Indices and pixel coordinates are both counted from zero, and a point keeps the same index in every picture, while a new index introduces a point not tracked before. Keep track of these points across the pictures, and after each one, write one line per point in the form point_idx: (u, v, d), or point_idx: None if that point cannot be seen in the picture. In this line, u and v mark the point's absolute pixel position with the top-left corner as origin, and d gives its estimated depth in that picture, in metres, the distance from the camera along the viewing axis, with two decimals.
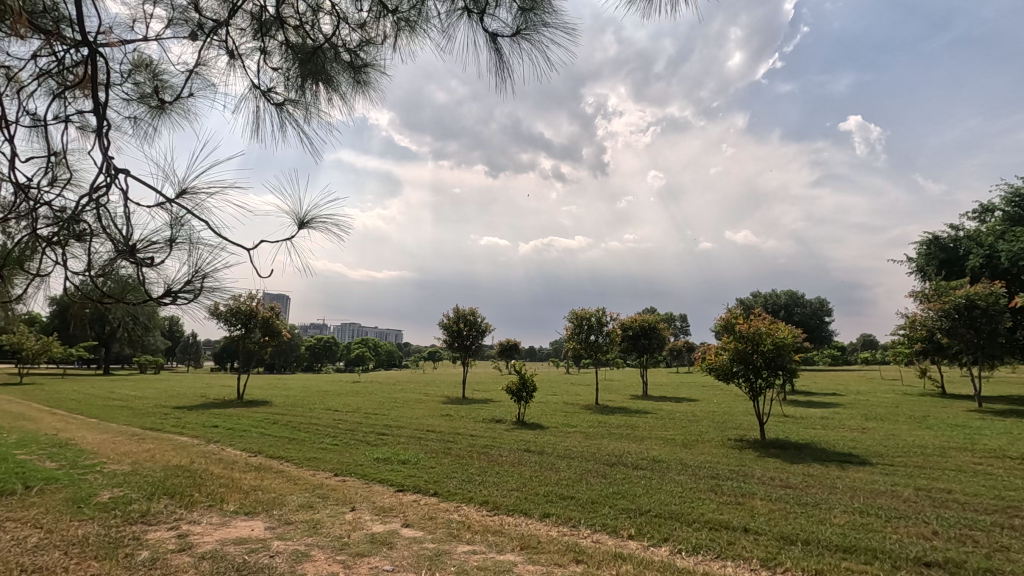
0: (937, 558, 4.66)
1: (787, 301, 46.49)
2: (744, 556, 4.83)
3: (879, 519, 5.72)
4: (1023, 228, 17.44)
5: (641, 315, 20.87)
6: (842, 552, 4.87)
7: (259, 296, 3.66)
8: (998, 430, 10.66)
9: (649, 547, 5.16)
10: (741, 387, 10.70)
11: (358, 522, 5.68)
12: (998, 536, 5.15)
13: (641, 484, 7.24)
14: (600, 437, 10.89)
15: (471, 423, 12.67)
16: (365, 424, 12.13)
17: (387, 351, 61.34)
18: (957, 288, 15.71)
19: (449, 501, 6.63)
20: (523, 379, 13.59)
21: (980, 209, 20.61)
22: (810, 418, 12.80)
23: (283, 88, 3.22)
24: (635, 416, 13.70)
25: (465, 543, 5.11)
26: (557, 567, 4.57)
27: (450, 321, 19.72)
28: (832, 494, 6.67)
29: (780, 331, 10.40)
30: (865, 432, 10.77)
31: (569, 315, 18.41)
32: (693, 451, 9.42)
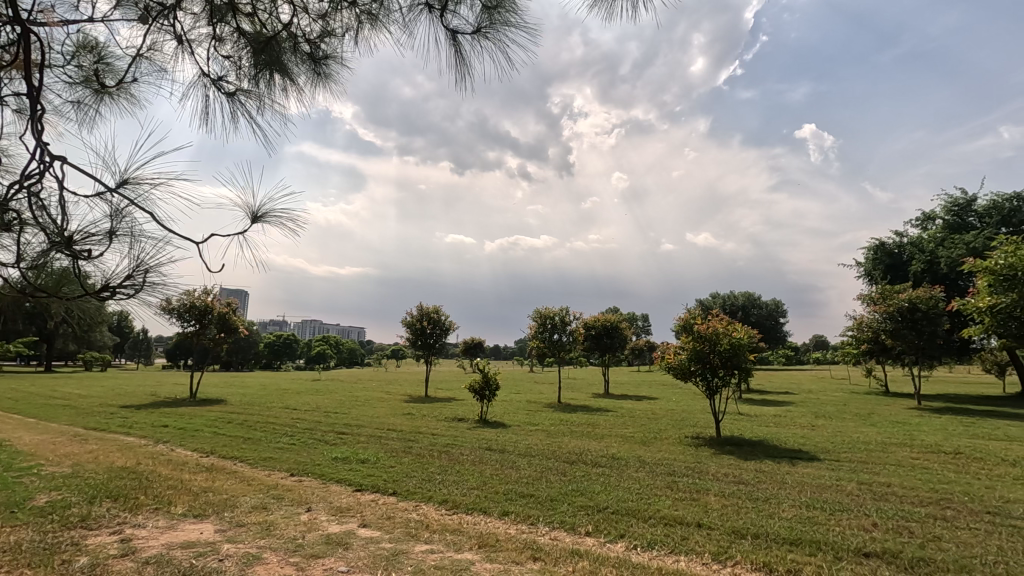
0: (876, 548, 4.89)
1: (744, 303, 47.91)
2: (696, 551, 4.95)
3: (824, 512, 5.96)
4: (961, 236, 18.49)
5: (604, 315, 21.13)
6: (788, 545, 5.05)
7: (214, 292, 3.56)
8: (936, 426, 11.26)
9: (605, 543, 5.24)
10: (699, 386, 10.96)
11: (313, 523, 5.57)
12: (932, 527, 5.44)
13: (599, 482, 7.33)
14: (562, 435, 10.96)
15: (432, 422, 12.59)
16: (323, 424, 11.88)
17: (349, 349, 60.33)
18: (900, 292, 16.50)
19: (408, 500, 6.57)
20: (486, 378, 13.58)
21: (923, 217, 21.72)
22: (765, 415, 13.21)
23: (237, 77, 3.12)
24: (597, 415, 13.85)
25: (423, 542, 5.07)
26: (514, 565, 4.58)
27: (414, 319, 19.49)
28: (781, 489, 6.90)
29: (737, 332, 10.69)
30: (815, 429, 11.21)
31: (534, 314, 18.48)
32: (652, 449, 9.58)
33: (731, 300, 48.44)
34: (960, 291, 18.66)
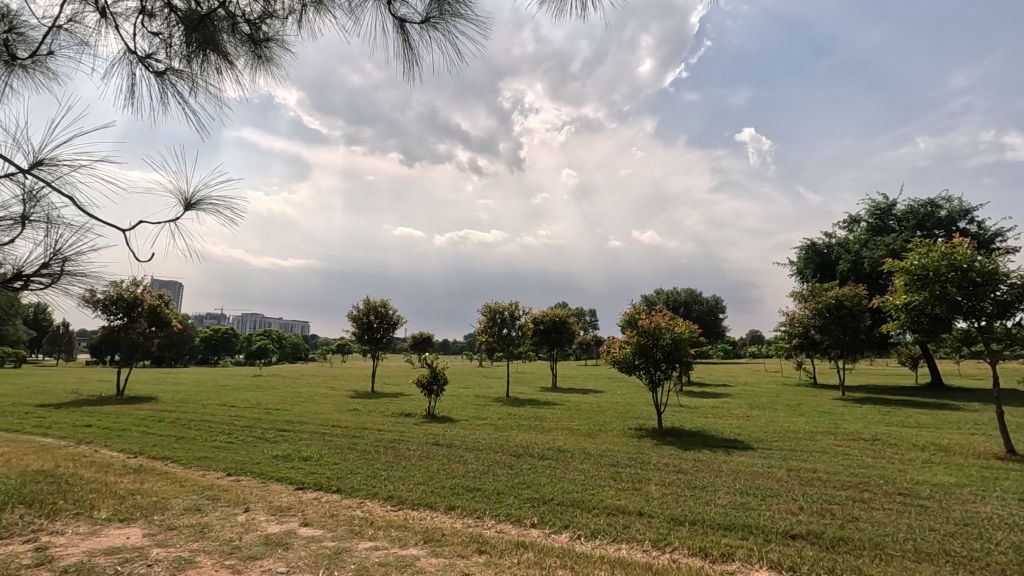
0: (801, 530, 5.20)
1: (686, 299, 49.73)
2: (637, 538, 5.11)
3: (755, 498, 6.28)
4: (883, 238, 19.85)
5: (552, 310, 21.38)
6: (722, 530, 5.29)
7: (144, 283, 3.36)
8: (857, 415, 12.08)
9: (550, 534, 5.32)
10: (642, 379, 11.28)
11: (251, 523, 5.37)
12: (851, 508, 5.84)
13: (545, 474, 7.44)
14: (509, 429, 11.03)
15: (378, 418, 12.39)
16: (264, 421, 11.47)
17: (292, 344, 58.45)
18: (828, 290, 17.56)
19: (353, 498, 6.44)
20: (434, 373, 13.48)
21: (849, 219, 23.17)
22: (704, 407, 13.79)
23: (168, 56, 2.94)
24: (544, 408, 14.03)
25: (367, 540, 4.99)
26: (460, 559, 4.58)
27: (360, 313, 19.06)
28: (717, 477, 7.23)
29: (678, 326, 11.09)
30: (749, 420, 11.77)
31: (483, 309, 18.48)
32: (597, 441, 9.79)
33: (674, 297, 50.15)
34: (881, 289, 20.04)
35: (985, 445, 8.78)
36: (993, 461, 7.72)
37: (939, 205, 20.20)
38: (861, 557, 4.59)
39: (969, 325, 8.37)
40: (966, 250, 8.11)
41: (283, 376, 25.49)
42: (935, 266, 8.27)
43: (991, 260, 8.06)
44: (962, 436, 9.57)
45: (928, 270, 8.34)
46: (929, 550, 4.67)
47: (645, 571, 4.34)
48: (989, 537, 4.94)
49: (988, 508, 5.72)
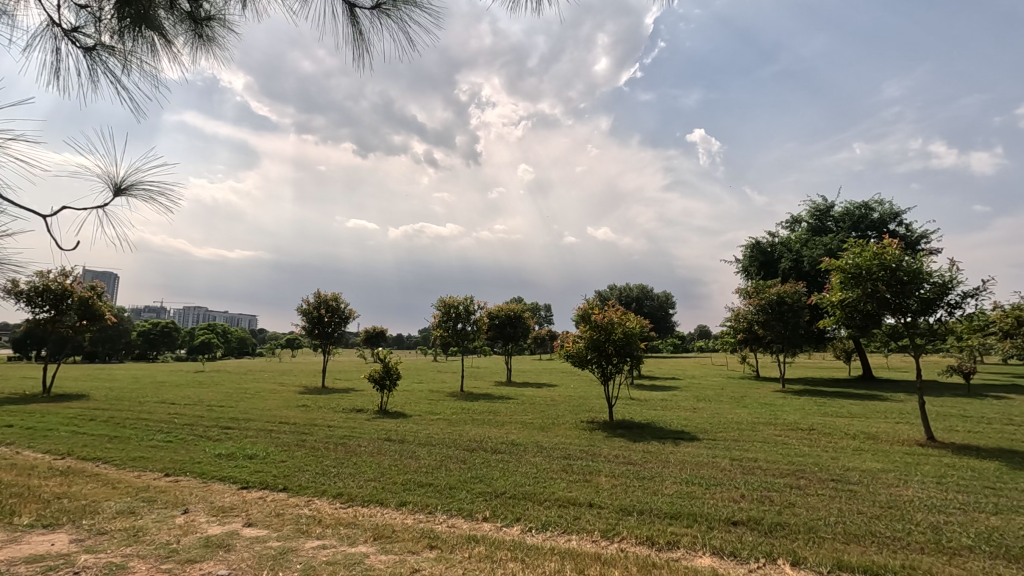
0: (742, 517, 5.42)
1: (638, 295, 50.98)
2: (587, 529, 5.20)
3: (700, 487, 6.51)
4: (822, 239, 20.87)
5: (508, 304, 21.41)
6: (669, 519, 5.45)
7: (76, 274, 3.16)
8: (795, 407, 12.69)
9: (502, 527, 5.34)
10: (594, 373, 11.46)
11: (190, 525, 5.14)
12: (789, 495, 6.13)
13: (498, 467, 7.46)
14: (463, 424, 10.99)
15: (328, 414, 12.10)
16: (206, 418, 10.99)
17: (238, 338, 56.36)
18: (771, 287, 18.35)
19: (300, 496, 6.26)
20: (387, 367, 13.27)
21: (791, 220, 24.24)
22: (654, 400, 14.16)
23: (97, 29, 2.74)
24: (498, 403, 14.07)
25: (314, 538, 4.87)
26: (410, 554, 4.53)
27: (310, 306, 18.51)
28: (665, 468, 7.44)
29: (629, 321, 11.33)
30: (696, 412, 12.16)
31: (437, 303, 18.30)
32: (550, 435, 9.89)
33: (626, 293, 51.29)
34: (819, 286, 21.10)
35: (909, 433, 9.40)
36: (916, 448, 8.27)
37: (872, 208, 21.40)
38: (797, 541, 4.82)
39: (896, 321, 8.91)
40: (895, 250, 8.65)
41: (227, 373, 23.56)
42: (868, 265, 8.80)
43: (917, 260, 8.62)
44: (888, 424, 10.21)
45: (861, 269, 8.86)
46: (857, 532, 4.96)
47: (594, 561, 4.42)
48: (910, 518, 5.29)
49: (910, 491, 6.13)
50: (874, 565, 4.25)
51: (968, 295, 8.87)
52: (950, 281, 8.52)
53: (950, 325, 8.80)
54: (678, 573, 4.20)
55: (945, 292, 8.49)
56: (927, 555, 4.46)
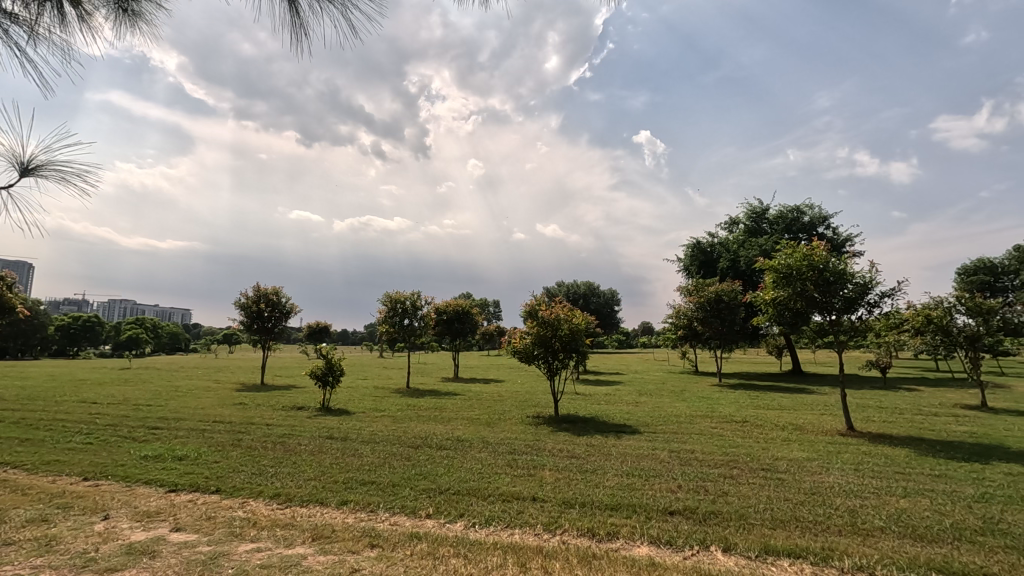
0: (678, 507, 5.61)
1: (585, 292, 52.02)
2: (530, 523, 5.25)
3: (640, 479, 6.70)
4: (757, 240, 21.90)
5: (455, 300, 21.27)
6: (609, 510, 5.58)
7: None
8: (731, 400, 13.29)
9: (445, 524, 5.30)
10: (541, 368, 11.55)
11: (111, 532, 4.82)
12: (722, 484, 6.41)
13: (443, 464, 7.41)
14: (408, 421, 10.85)
15: (267, 411, 11.67)
16: (131, 418, 10.34)
17: (170, 333, 53.49)
18: (710, 285, 19.11)
19: (234, 497, 6.00)
20: (329, 363, 12.90)
21: (730, 221, 25.31)
22: (598, 394, 14.46)
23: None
24: (444, 399, 13.98)
25: (248, 541, 4.67)
26: (350, 554, 4.43)
27: (249, 300, 17.72)
28: (607, 460, 7.62)
29: (575, 318, 11.51)
30: (638, 406, 12.51)
31: (383, 298, 17.94)
32: (495, 430, 9.91)
33: (574, 290, 52.22)
34: (754, 285, 22.16)
35: (831, 423, 10.03)
36: (838, 437, 8.82)
37: (803, 212, 22.65)
38: (728, 528, 5.05)
39: (823, 319, 9.45)
40: (822, 251, 9.18)
41: (154, 373, 20.46)
42: (798, 265, 9.29)
43: (841, 261, 9.18)
44: (814, 416, 10.86)
45: (792, 269, 9.34)
46: (782, 518, 5.25)
47: (536, 554, 4.46)
48: (830, 502, 5.64)
49: (831, 478, 6.54)
50: (796, 549, 4.51)
51: (885, 294, 9.52)
52: (870, 282, 9.12)
53: (870, 322, 9.42)
54: (617, 562, 4.30)
55: (865, 292, 9.09)
56: (845, 537, 4.76)
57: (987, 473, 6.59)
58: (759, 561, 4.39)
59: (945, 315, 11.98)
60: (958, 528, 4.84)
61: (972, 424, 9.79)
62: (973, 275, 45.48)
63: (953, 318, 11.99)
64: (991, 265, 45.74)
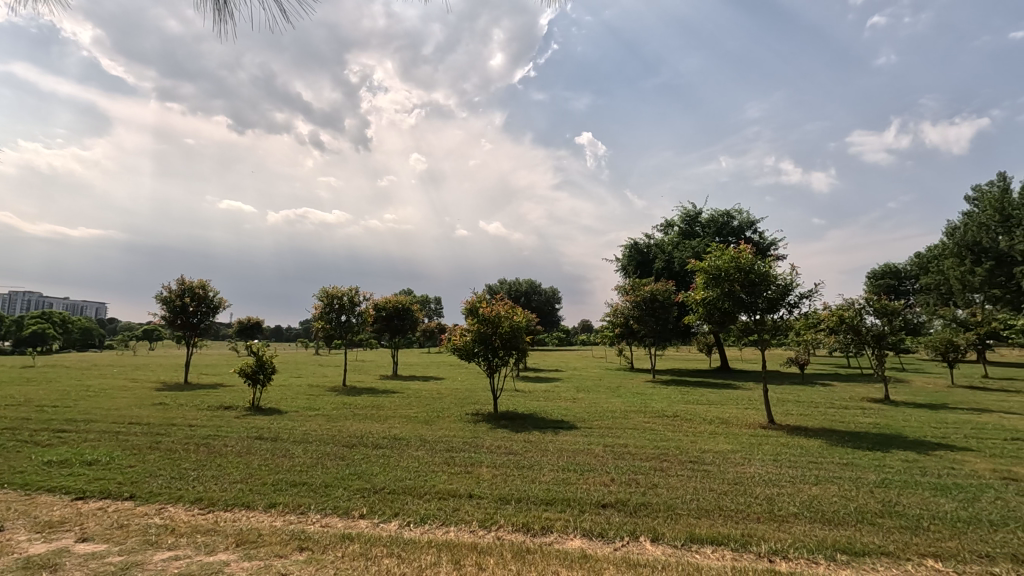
0: (611, 500, 5.76)
1: (527, 290, 52.62)
2: (466, 520, 5.24)
3: (575, 473, 6.83)
4: (691, 242, 22.86)
5: (395, 297, 20.88)
6: (544, 505, 5.65)
7: None
8: (663, 395, 13.80)
9: (378, 524, 5.20)
10: (480, 366, 11.52)
11: (5, 546, 4.40)
12: (652, 477, 6.64)
13: (378, 463, 7.26)
14: (343, 419, 10.56)
15: (190, 412, 11.03)
16: (31, 421, 9.44)
17: (82, 328, 49.53)
18: (646, 285, 19.77)
19: (151, 503, 5.63)
20: (260, 361, 12.33)
21: (665, 223, 26.27)
22: (537, 391, 14.63)
23: None
24: (381, 397, 13.71)
25: (165, 549, 4.39)
26: (277, 558, 4.26)
27: (171, 294, 16.64)
28: (543, 456, 7.72)
29: (515, 315, 11.57)
30: (576, 402, 12.75)
31: (319, 293, 17.33)
32: (434, 428, 9.82)
33: (516, 288, 52.62)
34: (686, 286, 23.11)
35: (754, 417, 10.61)
36: (760, 430, 9.34)
37: (733, 217, 23.85)
38: (657, 519, 5.23)
39: (748, 319, 9.97)
40: (748, 255, 9.70)
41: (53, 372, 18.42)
42: (727, 267, 9.74)
43: (765, 264, 9.73)
44: (738, 410, 11.45)
45: (721, 271, 9.79)
46: (707, 507, 5.50)
47: (470, 551, 4.45)
48: (750, 492, 5.97)
49: (752, 468, 6.92)
50: (719, 536, 4.74)
51: (804, 296, 10.17)
52: (790, 284, 9.73)
53: (790, 322, 10.03)
54: (549, 556, 4.37)
55: (786, 294, 9.69)
56: (762, 524, 5.05)
57: (888, 460, 7.18)
58: (684, 549, 4.59)
59: (856, 315, 12.96)
60: (861, 512, 5.26)
61: (876, 416, 10.65)
62: (881, 279, 49.43)
63: (863, 318, 12.99)
64: (895, 270, 49.80)
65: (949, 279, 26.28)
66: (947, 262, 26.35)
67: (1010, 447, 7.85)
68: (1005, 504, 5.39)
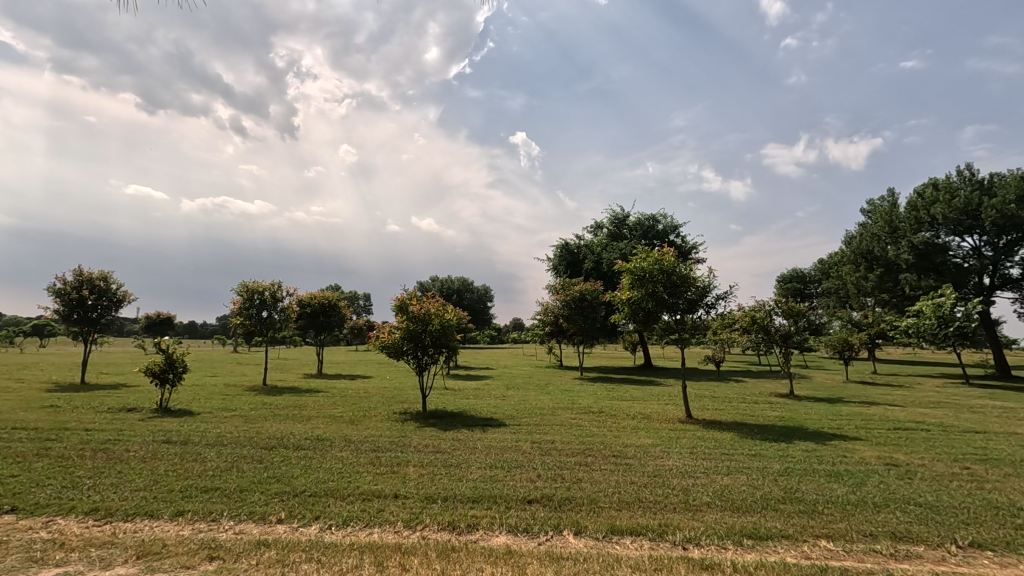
0: (537, 495, 5.85)
1: (459, 288, 52.56)
2: (390, 520, 5.14)
3: (502, 471, 6.86)
4: (619, 244, 23.63)
5: (321, 293, 20.15)
6: (471, 503, 5.65)
7: None
8: (590, 392, 14.19)
9: (298, 528, 4.99)
10: (409, 364, 11.34)
11: None
12: (577, 472, 6.80)
13: (299, 465, 6.96)
14: (262, 420, 10.05)
15: (87, 414, 10.10)
16: None
17: None
18: (575, 285, 20.23)
19: (37, 516, 5.10)
20: (170, 359, 11.51)
21: (595, 225, 26.97)
22: (467, 389, 14.60)
23: None
24: (305, 396, 13.18)
25: (52, 566, 3.99)
26: (183, 570, 3.99)
27: (67, 286, 15.14)
28: (471, 454, 7.71)
29: (446, 313, 11.47)
30: (505, 400, 12.85)
31: (238, 287, 16.38)
32: (359, 428, 9.56)
33: (447, 286, 52.40)
34: (613, 286, 23.89)
35: (673, 412, 11.12)
36: (679, 424, 9.82)
37: (658, 221, 24.90)
38: (580, 512, 5.37)
39: (670, 318, 10.43)
40: (671, 257, 10.14)
41: None
42: (651, 269, 10.14)
43: (686, 267, 10.22)
44: (660, 406, 11.97)
45: (646, 272, 10.16)
46: (628, 500, 5.71)
47: (394, 552, 4.36)
48: (668, 483, 6.26)
49: (671, 461, 7.26)
50: (638, 527, 4.93)
51: (720, 298, 10.77)
52: (709, 286, 10.27)
53: (707, 321, 10.60)
54: (475, 554, 4.36)
55: (705, 295, 10.22)
56: (677, 513, 5.31)
57: (790, 450, 7.76)
58: (605, 540, 4.74)
59: (766, 316, 13.89)
60: (766, 499, 5.64)
61: (782, 409, 11.48)
62: (789, 283, 53.30)
63: (772, 319, 13.94)
64: (801, 275, 53.97)
65: (846, 284, 28.79)
66: (845, 269, 28.81)
67: (893, 436, 8.71)
68: (887, 487, 5.98)
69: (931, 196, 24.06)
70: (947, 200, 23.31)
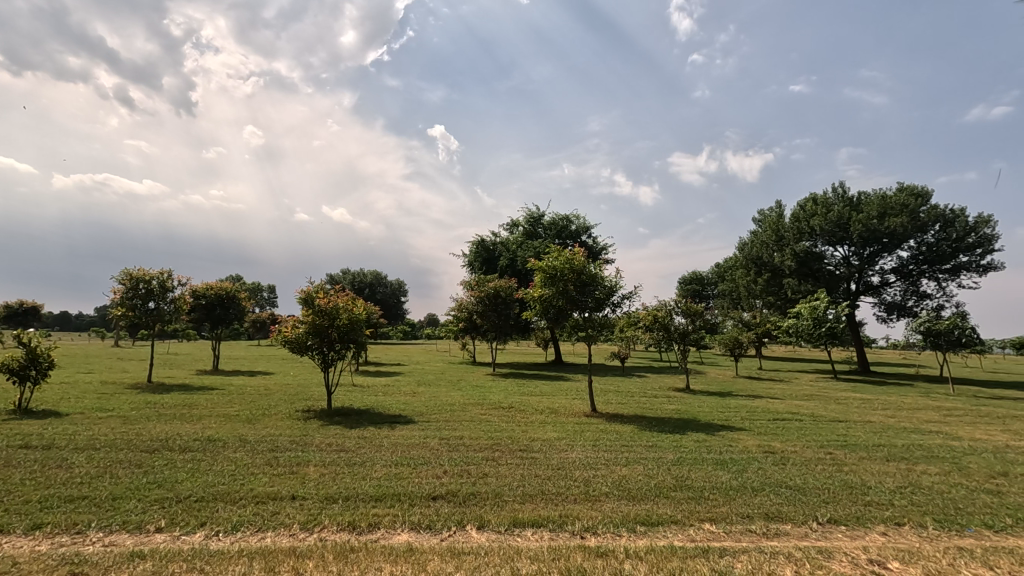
0: (442, 492, 5.80)
1: (371, 282, 51.17)
2: (285, 523, 4.88)
3: (408, 467, 6.76)
4: (533, 243, 24.07)
5: (218, 283, 18.73)
6: (373, 501, 5.50)
7: None
8: (501, 388, 14.35)
9: (180, 536, 4.61)
10: (314, 360, 10.84)
11: None
12: (484, 467, 6.83)
13: (184, 469, 6.42)
14: (145, 420, 9.18)
15: None
16: None
17: None
18: (490, 281, 20.36)
19: None
20: (34, 355, 10.17)
21: (511, 223, 27.23)
22: (376, 385, 14.23)
23: None
24: (196, 394, 12.22)
25: None
26: None
27: None
28: (376, 452, 7.52)
29: (355, 307, 11.08)
30: (415, 396, 12.65)
31: (121, 275, 14.81)
32: (256, 427, 8.99)
33: (359, 279, 50.87)
34: (527, 283, 24.31)
35: (579, 407, 11.50)
36: (584, 418, 10.15)
37: (571, 222, 25.63)
38: (483, 507, 5.39)
39: (579, 316, 10.75)
40: (581, 257, 10.45)
41: None
42: (563, 268, 10.40)
43: (595, 267, 10.59)
44: (567, 400, 12.33)
45: (557, 270, 10.41)
46: (532, 493, 5.82)
47: (287, 556, 4.14)
48: (570, 475, 6.46)
49: (574, 454, 7.49)
50: (539, 519, 5.04)
51: (626, 297, 11.27)
52: (615, 286, 10.71)
53: (613, 319, 11.03)
54: (374, 553, 4.25)
55: (612, 294, 10.64)
56: (578, 504, 5.48)
57: (683, 441, 8.30)
58: (507, 534, 4.79)
59: (666, 315, 14.77)
60: (659, 487, 5.98)
61: (678, 403, 12.25)
62: (688, 285, 56.75)
63: (672, 318, 14.85)
64: (700, 278, 57.70)
65: (739, 287, 31.18)
66: (738, 273, 31.22)
67: (772, 426, 9.57)
68: (764, 472, 6.55)
69: (811, 209, 26.59)
70: (823, 213, 25.96)
